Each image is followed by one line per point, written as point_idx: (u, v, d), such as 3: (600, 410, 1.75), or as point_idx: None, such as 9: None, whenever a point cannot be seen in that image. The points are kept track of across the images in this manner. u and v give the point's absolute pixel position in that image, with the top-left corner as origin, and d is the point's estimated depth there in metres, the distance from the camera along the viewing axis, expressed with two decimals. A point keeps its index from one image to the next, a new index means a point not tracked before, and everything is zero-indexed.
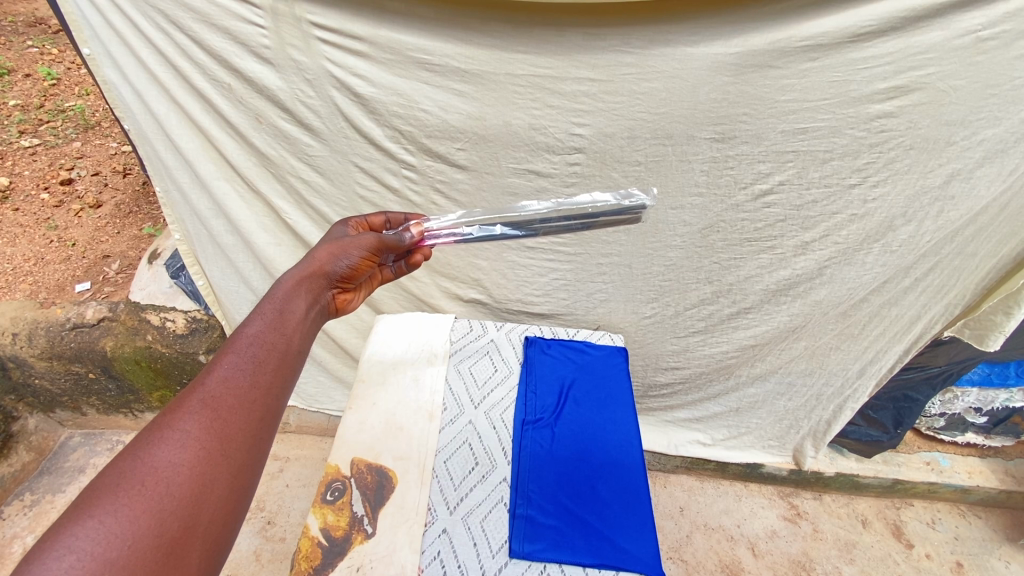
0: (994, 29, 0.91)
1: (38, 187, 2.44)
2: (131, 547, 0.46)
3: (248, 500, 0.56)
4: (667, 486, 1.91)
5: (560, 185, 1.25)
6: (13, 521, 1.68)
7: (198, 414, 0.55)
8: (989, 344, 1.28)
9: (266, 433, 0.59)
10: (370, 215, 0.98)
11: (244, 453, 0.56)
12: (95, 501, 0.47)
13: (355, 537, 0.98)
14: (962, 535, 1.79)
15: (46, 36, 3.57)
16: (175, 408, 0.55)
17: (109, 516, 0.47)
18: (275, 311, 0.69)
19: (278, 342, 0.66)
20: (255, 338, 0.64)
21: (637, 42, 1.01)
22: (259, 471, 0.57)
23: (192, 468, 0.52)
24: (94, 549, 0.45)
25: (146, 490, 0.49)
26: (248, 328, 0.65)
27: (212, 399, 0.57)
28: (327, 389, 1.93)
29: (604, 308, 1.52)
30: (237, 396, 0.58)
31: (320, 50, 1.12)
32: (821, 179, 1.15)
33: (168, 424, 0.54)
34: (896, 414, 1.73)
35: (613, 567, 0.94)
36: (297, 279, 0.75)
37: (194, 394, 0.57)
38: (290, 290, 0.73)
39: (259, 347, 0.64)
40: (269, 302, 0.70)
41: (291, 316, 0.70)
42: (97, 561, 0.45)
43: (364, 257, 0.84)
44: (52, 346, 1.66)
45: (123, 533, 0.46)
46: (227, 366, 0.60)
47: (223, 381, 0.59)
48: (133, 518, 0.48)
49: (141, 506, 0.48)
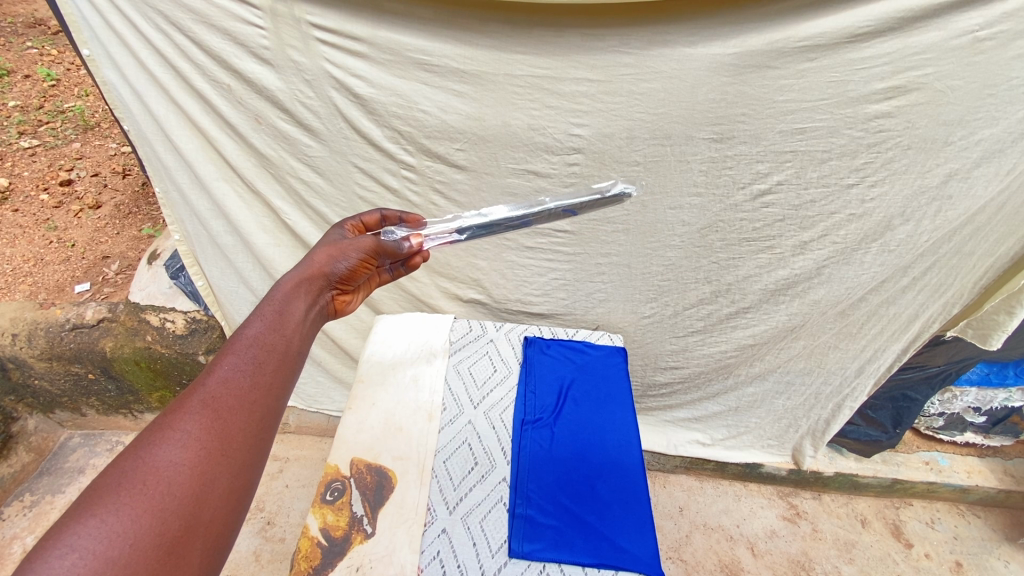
0: (991, 29, 0.92)
1: (38, 187, 2.44)
2: (133, 546, 0.46)
3: (248, 500, 0.56)
4: (666, 486, 1.92)
5: (559, 185, 1.26)
6: (12, 522, 1.68)
7: (199, 414, 0.55)
8: (993, 343, 1.29)
9: (266, 434, 0.59)
10: (367, 216, 0.98)
11: (244, 454, 0.56)
12: (96, 501, 0.48)
13: (355, 537, 0.98)
14: (961, 534, 1.80)
15: (46, 37, 3.58)
16: (176, 409, 0.56)
17: (110, 515, 0.47)
18: (275, 313, 0.69)
19: (277, 343, 0.66)
20: (255, 339, 0.64)
21: (635, 42, 1.02)
22: (259, 472, 0.58)
23: (193, 468, 0.52)
24: (96, 548, 0.45)
25: (147, 489, 0.50)
26: (248, 330, 0.65)
27: (212, 399, 0.57)
28: (327, 389, 1.93)
29: (603, 308, 1.52)
30: (237, 397, 0.58)
31: (319, 51, 1.12)
32: (820, 179, 1.15)
33: (169, 424, 0.54)
34: (895, 414, 1.73)
35: (612, 566, 0.94)
36: (296, 281, 0.75)
37: (194, 395, 0.57)
38: (289, 292, 0.73)
39: (259, 348, 0.64)
40: (269, 303, 0.70)
41: (291, 317, 0.70)
42: (99, 559, 0.45)
43: (362, 259, 0.85)
44: (52, 346, 1.66)
45: (124, 532, 0.47)
46: (227, 367, 0.60)
47: (223, 382, 0.59)
48: (134, 517, 0.48)
49: (142, 505, 0.48)
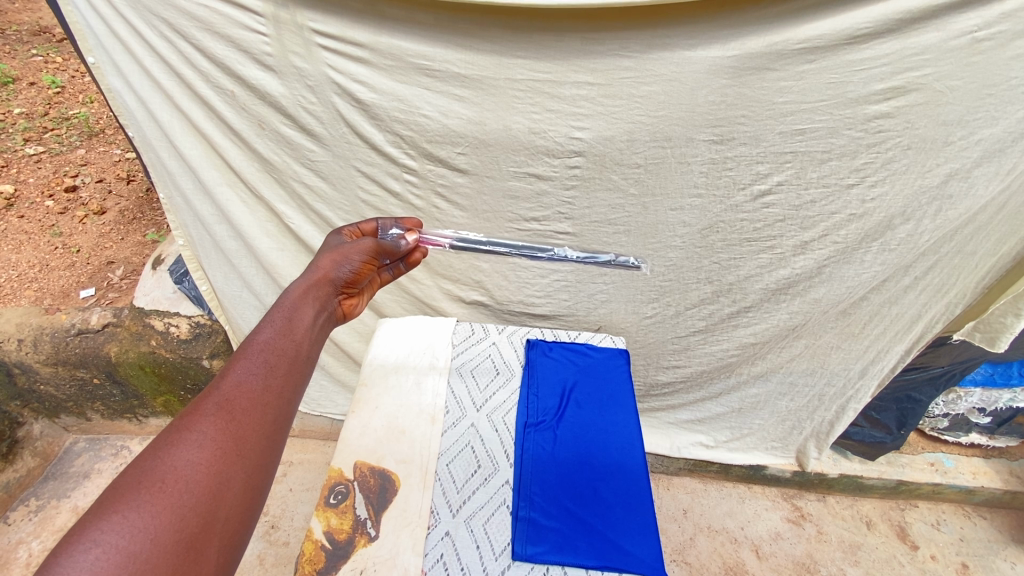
0: (989, 30, 0.92)
1: (43, 194, 2.46)
2: (154, 541, 0.47)
3: (262, 500, 0.56)
4: (670, 488, 1.91)
5: (560, 188, 1.26)
6: (17, 526, 1.68)
7: (214, 416, 0.56)
8: (1002, 346, 1.26)
9: (280, 435, 0.59)
10: (369, 223, 0.99)
11: (259, 454, 0.57)
12: (118, 497, 0.48)
13: (358, 540, 0.98)
14: (967, 536, 1.79)
15: (49, 45, 3.61)
16: (191, 412, 0.56)
17: (131, 512, 0.47)
18: (285, 318, 0.70)
19: (288, 347, 0.67)
20: (266, 344, 0.65)
21: (635, 46, 1.02)
22: (273, 472, 0.58)
23: (209, 468, 0.53)
24: (119, 543, 0.46)
25: (165, 487, 0.50)
26: (258, 335, 0.66)
27: (226, 402, 0.58)
28: (330, 392, 1.94)
29: (605, 309, 1.52)
30: (250, 399, 0.59)
31: (322, 57, 1.13)
32: (820, 179, 1.15)
33: (186, 426, 0.55)
34: (900, 415, 1.73)
35: (616, 569, 0.94)
36: (304, 288, 0.76)
37: (208, 399, 0.58)
38: (298, 298, 0.74)
39: (270, 353, 0.65)
40: (279, 309, 0.71)
41: (300, 322, 0.71)
42: (122, 554, 0.45)
43: (364, 263, 0.86)
44: (57, 352, 1.67)
45: (145, 528, 0.47)
46: (240, 371, 0.61)
47: (237, 385, 0.59)
48: (155, 513, 0.48)
49: (162, 503, 0.49)
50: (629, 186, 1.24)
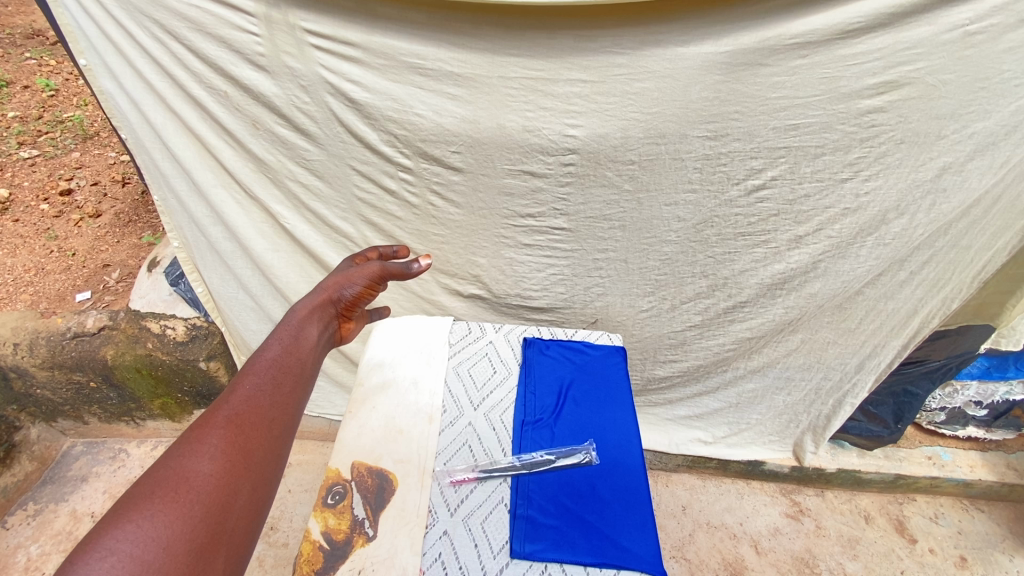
0: (981, 24, 0.93)
1: (37, 198, 2.45)
2: (166, 551, 0.47)
3: (266, 513, 0.55)
4: (669, 485, 1.92)
5: (555, 184, 1.26)
6: (15, 531, 1.68)
7: (225, 429, 0.57)
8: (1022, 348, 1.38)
9: (286, 448, 0.60)
10: (374, 250, 1.03)
11: (265, 466, 0.57)
12: (132, 506, 0.48)
13: (355, 540, 0.97)
14: (965, 528, 1.79)
15: (42, 48, 3.59)
16: (201, 426, 0.57)
17: (146, 520, 0.47)
18: (290, 337, 0.74)
19: (293, 365, 0.69)
20: (273, 361, 0.68)
21: (627, 43, 1.02)
22: (276, 485, 0.58)
23: (220, 479, 0.53)
24: (133, 551, 0.45)
25: (177, 496, 0.50)
26: (265, 354, 0.69)
27: (235, 415, 0.59)
28: (328, 392, 1.93)
29: (602, 303, 1.51)
30: (260, 413, 0.60)
31: (314, 57, 1.13)
32: (813, 174, 1.16)
33: (197, 438, 0.55)
34: (897, 409, 1.74)
35: (614, 565, 0.94)
36: (310, 308, 0.82)
37: (218, 413, 0.59)
38: (303, 318, 0.79)
39: (277, 369, 0.67)
40: (284, 329, 0.75)
41: (305, 342, 0.75)
42: (136, 562, 0.45)
43: (367, 285, 0.92)
44: (53, 356, 1.66)
45: (159, 537, 0.47)
46: (248, 386, 0.63)
47: (245, 400, 0.61)
48: (167, 523, 0.48)
49: (175, 512, 0.49)
50: (623, 182, 1.24)
